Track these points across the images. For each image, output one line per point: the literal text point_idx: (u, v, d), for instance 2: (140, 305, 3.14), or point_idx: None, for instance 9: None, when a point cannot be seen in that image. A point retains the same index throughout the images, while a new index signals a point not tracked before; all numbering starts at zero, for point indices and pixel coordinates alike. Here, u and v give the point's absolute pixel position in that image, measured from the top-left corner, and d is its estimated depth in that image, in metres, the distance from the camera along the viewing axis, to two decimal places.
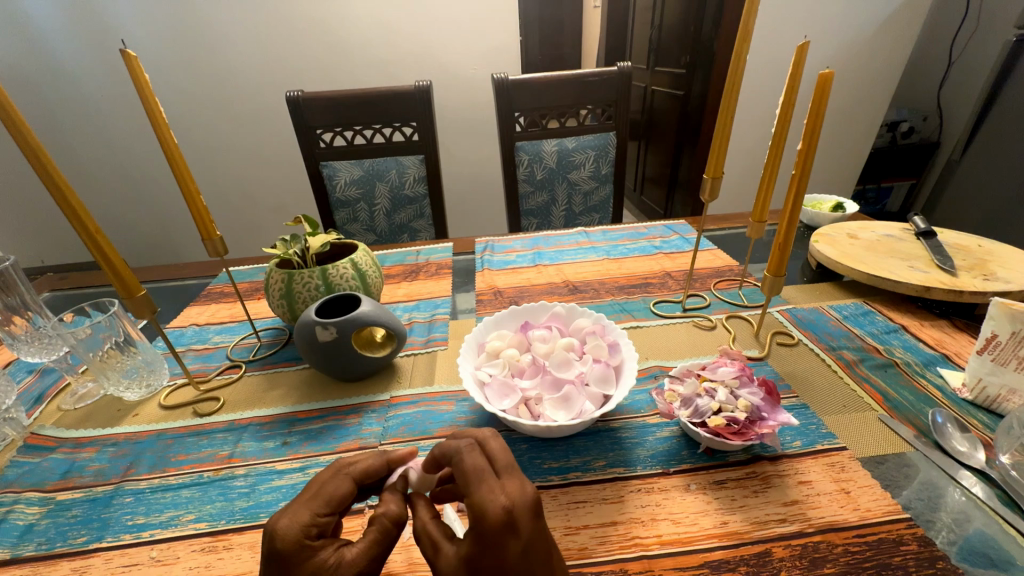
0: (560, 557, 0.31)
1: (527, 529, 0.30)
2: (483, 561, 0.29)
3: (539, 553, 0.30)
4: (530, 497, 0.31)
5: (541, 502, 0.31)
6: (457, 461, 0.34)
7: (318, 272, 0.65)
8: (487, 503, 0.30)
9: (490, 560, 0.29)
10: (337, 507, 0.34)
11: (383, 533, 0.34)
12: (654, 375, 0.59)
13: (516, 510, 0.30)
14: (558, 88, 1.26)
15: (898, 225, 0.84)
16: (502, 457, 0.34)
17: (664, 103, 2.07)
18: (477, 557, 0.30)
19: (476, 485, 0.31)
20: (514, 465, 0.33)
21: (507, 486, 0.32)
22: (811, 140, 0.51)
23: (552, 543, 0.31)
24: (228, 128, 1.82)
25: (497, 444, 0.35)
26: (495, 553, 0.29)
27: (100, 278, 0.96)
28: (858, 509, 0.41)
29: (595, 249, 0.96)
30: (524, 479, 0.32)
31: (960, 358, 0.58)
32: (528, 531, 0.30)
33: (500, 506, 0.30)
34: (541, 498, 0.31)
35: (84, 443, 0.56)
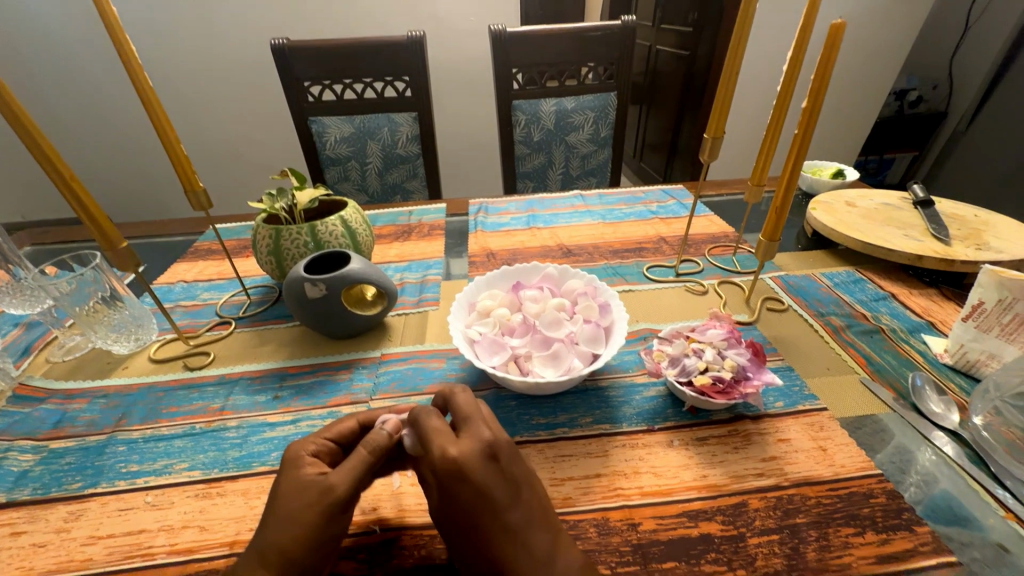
0: (526, 499, 0.33)
1: (480, 476, 0.32)
2: (448, 503, 0.33)
3: (497, 492, 0.32)
4: (480, 448, 0.33)
5: (493, 450, 0.34)
6: (416, 422, 0.36)
7: (306, 228, 0.64)
8: (435, 457, 0.33)
9: (456, 502, 0.32)
10: (339, 439, 0.41)
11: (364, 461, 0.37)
12: (643, 337, 0.60)
13: (467, 461, 0.33)
14: (558, 43, 1.20)
15: (897, 194, 0.83)
16: (463, 410, 0.36)
17: (668, 64, 1.99)
18: (446, 503, 0.33)
19: (432, 440, 0.34)
20: (475, 416, 0.36)
21: (463, 438, 0.34)
22: (817, 98, 0.49)
23: (516, 486, 0.33)
24: (212, 81, 1.73)
25: (463, 398, 0.38)
26: (453, 498, 0.32)
27: (81, 232, 0.93)
28: (833, 465, 0.42)
29: (590, 213, 0.94)
30: (478, 431, 0.35)
31: (945, 326, 0.59)
32: (479, 478, 0.32)
33: (447, 458, 0.33)
34: (492, 447, 0.34)
35: (75, 394, 0.56)
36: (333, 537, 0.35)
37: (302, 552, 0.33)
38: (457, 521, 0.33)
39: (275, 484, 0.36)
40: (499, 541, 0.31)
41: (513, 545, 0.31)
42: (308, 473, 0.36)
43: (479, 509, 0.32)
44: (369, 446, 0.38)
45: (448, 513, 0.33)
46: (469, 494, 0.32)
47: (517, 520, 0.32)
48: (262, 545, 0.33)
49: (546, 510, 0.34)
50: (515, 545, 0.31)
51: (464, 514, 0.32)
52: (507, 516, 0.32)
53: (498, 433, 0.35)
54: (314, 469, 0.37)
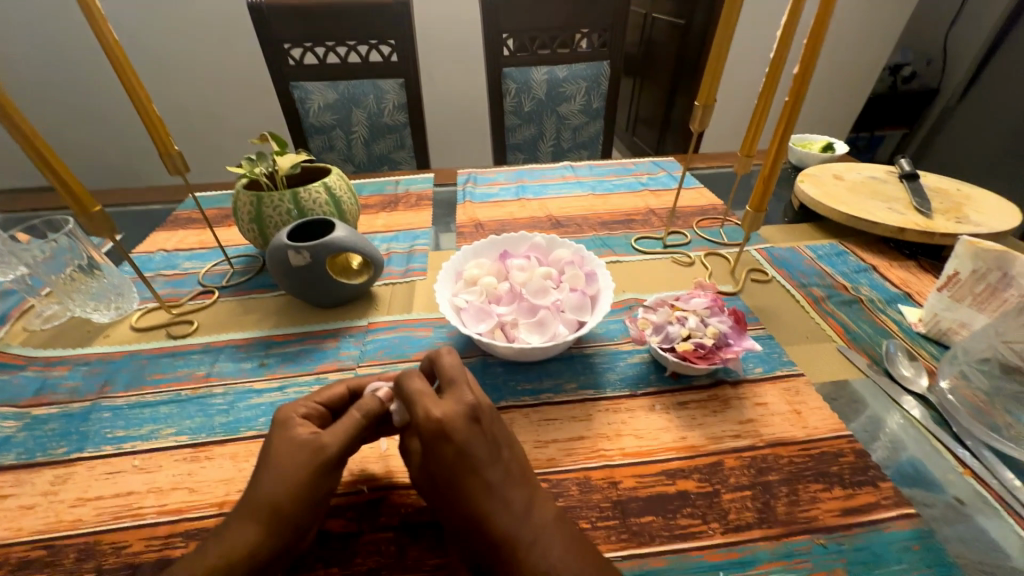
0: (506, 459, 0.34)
1: (462, 436, 0.33)
2: (432, 462, 0.33)
3: (479, 450, 0.33)
4: (463, 410, 0.34)
5: (476, 411, 0.34)
6: (401, 385, 0.36)
7: (288, 195, 0.63)
8: (420, 418, 0.34)
9: (438, 460, 0.33)
10: (329, 404, 0.41)
11: (356, 424, 0.38)
12: (629, 307, 0.61)
13: (450, 422, 0.33)
14: (550, 7, 1.15)
15: (884, 168, 0.83)
16: (449, 373, 0.36)
17: (663, 33, 1.94)
18: (428, 461, 0.34)
19: (416, 401, 0.34)
20: (459, 379, 0.36)
21: (447, 401, 0.35)
22: (808, 64, 0.49)
23: (497, 446, 0.34)
24: (187, 42, 1.64)
25: (449, 359, 0.38)
26: (436, 457, 0.33)
27: (53, 200, 0.90)
28: (807, 426, 0.44)
29: (580, 185, 0.93)
30: (461, 394, 0.35)
31: (921, 297, 0.60)
32: (461, 437, 0.33)
33: (431, 419, 0.33)
34: (475, 408, 0.34)
35: (55, 362, 0.56)
36: (324, 494, 0.36)
37: (294, 508, 0.34)
38: (438, 478, 0.33)
39: (265, 445, 0.37)
40: (478, 497, 0.32)
41: (492, 501, 0.32)
42: (299, 434, 0.37)
43: (460, 467, 0.32)
44: (360, 410, 0.38)
45: (432, 472, 0.34)
46: (450, 453, 0.33)
47: (496, 477, 0.33)
48: (256, 501, 0.34)
49: (524, 470, 0.35)
50: (495, 500, 0.32)
51: (445, 472, 0.33)
52: (487, 474, 0.33)
53: (481, 397, 0.35)
54: (304, 430, 0.37)
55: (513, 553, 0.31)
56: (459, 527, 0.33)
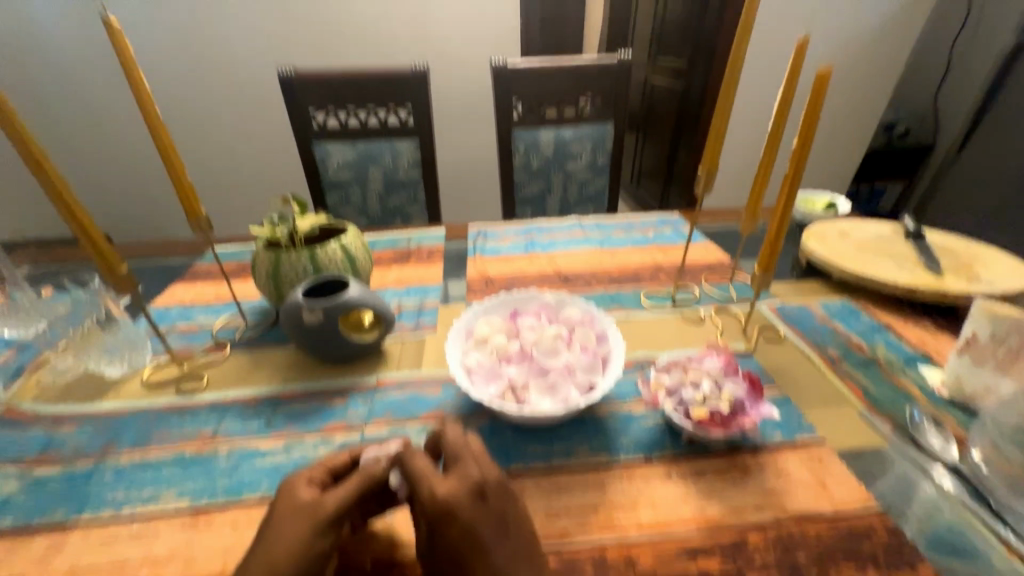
0: (513, 539, 0.33)
1: (469, 514, 0.32)
2: (435, 541, 0.32)
3: (484, 529, 0.32)
4: (469, 485, 0.34)
5: (482, 486, 0.34)
6: (403, 460, 0.36)
7: (306, 254, 0.65)
8: (425, 496, 0.33)
9: (444, 540, 0.32)
10: (334, 470, 0.40)
11: (357, 486, 0.37)
12: (640, 366, 0.60)
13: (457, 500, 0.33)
14: (557, 76, 1.24)
15: (888, 225, 0.85)
16: (453, 448, 0.36)
17: (664, 95, 2.06)
18: (434, 542, 0.33)
19: (420, 480, 0.34)
20: (465, 453, 0.36)
21: (452, 477, 0.34)
22: (806, 137, 0.51)
23: (503, 525, 0.33)
24: (222, 106, 1.78)
25: (453, 435, 0.37)
26: (440, 536, 0.32)
27: (83, 253, 0.94)
28: (833, 500, 0.42)
29: (588, 240, 0.96)
30: (467, 468, 0.35)
31: (940, 358, 0.59)
32: (467, 515, 0.32)
33: (435, 497, 0.33)
34: (481, 484, 0.34)
35: (64, 418, 0.56)
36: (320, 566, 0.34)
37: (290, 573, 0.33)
38: (442, 559, 0.32)
39: (271, 511, 0.36)
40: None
41: None
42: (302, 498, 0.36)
43: (466, 550, 0.31)
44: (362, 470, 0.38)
45: (436, 552, 0.33)
46: (455, 533, 0.32)
47: (501, 559, 0.32)
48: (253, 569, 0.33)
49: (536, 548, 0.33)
50: None
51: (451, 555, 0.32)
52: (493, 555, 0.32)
53: (488, 470, 0.35)
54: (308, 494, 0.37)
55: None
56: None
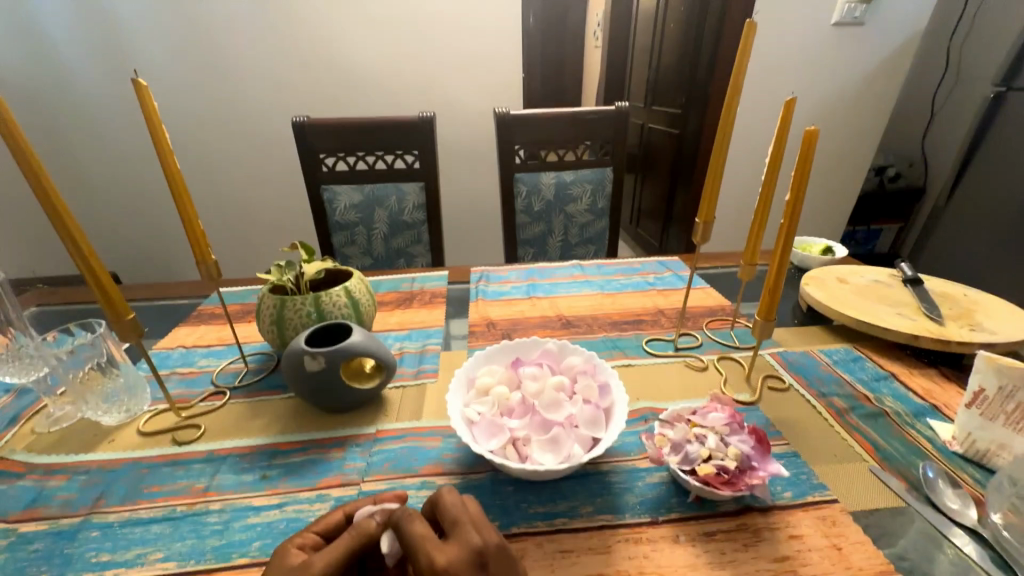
0: None
1: None
2: None
3: None
4: (469, 553, 0.32)
5: (483, 554, 0.32)
6: (401, 527, 0.34)
7: (310, 299, 0.65)
8: (424, 566, 0.32)
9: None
10: (327, 532, 0.39)
11: (349, 548, 0.35)
12: (644, 417, 0.59)
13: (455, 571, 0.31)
14: (557, 124, 1.30)
15: (886, 271, 0.86)
16: (451, 512, 0.35)
17: (660, 140, 2.14)
18: None
19: (418, 549, 0.33)
20: (463, 518, 0.35)
21: (450, 545, 0.33)
22: (798, 191, 0.53)
23: None
24: (235, 150, 1.85)
25: (451, 500, 0.36)
26: None
27: (89, 294, 0.95)
28: (850, 567, 0.40)
29: (588, 283, 0.97)
30: (467, 536, 0.33)
31: (949, 410, 0.58)
32: None
33: (435, 567, 0.31)
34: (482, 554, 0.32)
35: (55, 469, 0.54)
36: None
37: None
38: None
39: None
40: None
41: None
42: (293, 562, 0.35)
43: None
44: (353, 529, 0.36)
45: None
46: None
47: None
48: None
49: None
50: None
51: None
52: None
53: (489, 537, 0.33)
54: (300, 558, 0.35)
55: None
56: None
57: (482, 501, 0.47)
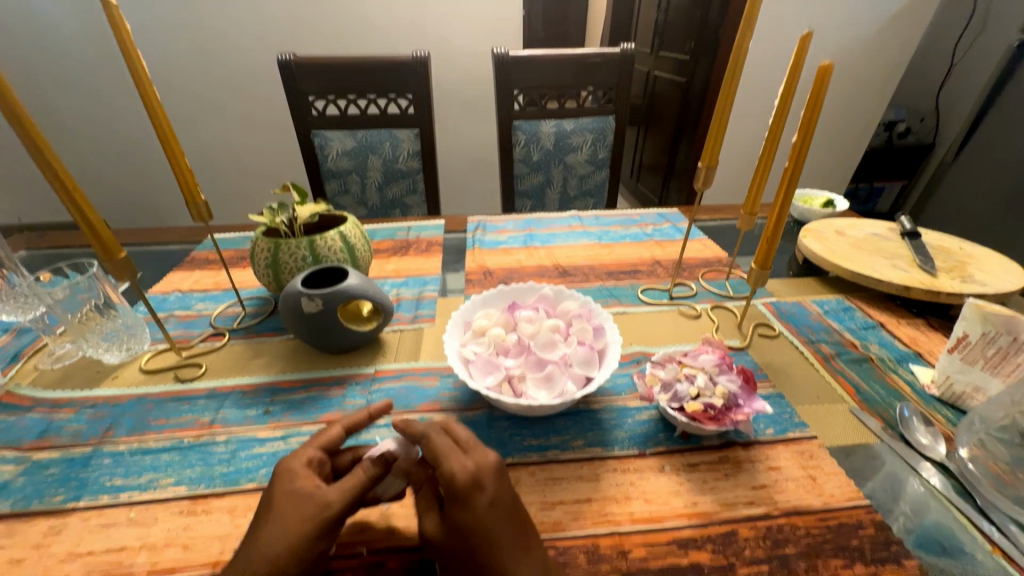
0: (523, 515, 0.36)
1: (493, 488, 0.35)
2: (455, 517, 0.34)
3: (505, 506, 0.34)
4: (492, 462, 0.36)
5: (502, 465, 0.36)
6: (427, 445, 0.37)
7: (305, 243, 0.65)
8: (455, 470, 0.35)
9: (459, 517, 0.34)
10: (328, 447, 0.42)
11: (360, 483, 0.37)
12: (636, 360, 0.60)
13: (481, 475, 0.35)
14: (559, 68, 1.23)
15: (885, 224, 0.85)
16: (465, 434, 0.38)
17: (665, 89, 2.05)
18: (453, 520, 0.34)
19: (444, 456, 0.36)
20: (479, 439, 0.38)
21: (471, 456, 0.36)
22: (806, 134, 0.51)
23: (517, 501, 0.36)
24: (219, 92, 1.76)
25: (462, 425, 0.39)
26: (464, 511, 0.34)
27: (79, 238, 0.93)
28: (822, 494, 0.43)
29: (586, 234, 0.96)
30: (485, 449, 0.37)
31: (932, 356, 0.60)
32: (492, 488, 0.34)
33: (466, 471, 0.35)
34: (501, 465, 0.36)
35: (62, 404, 0.56)
36: (320, 553, 0.35)
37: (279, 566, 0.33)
38: (456, 538, 0.34)
39: (267, 495, 0.37)
40: (502, 558, 0.33)
41: (509, 556, 0.33)
42: (301, 487, 0.37)
43: (480, 531, 0.33)
44: (364, 467, 0.38)
45: (454, 532, 0.34)
46: (479, 511, 0.33)
47: (513, 535, 0.34)
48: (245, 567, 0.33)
49: (532, 532, 0.35)
50: (517, 556, 0.33)
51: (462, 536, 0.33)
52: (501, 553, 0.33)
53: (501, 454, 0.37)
54: (305, 482, 0.37)
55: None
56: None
57: (478, 435, 0.49)
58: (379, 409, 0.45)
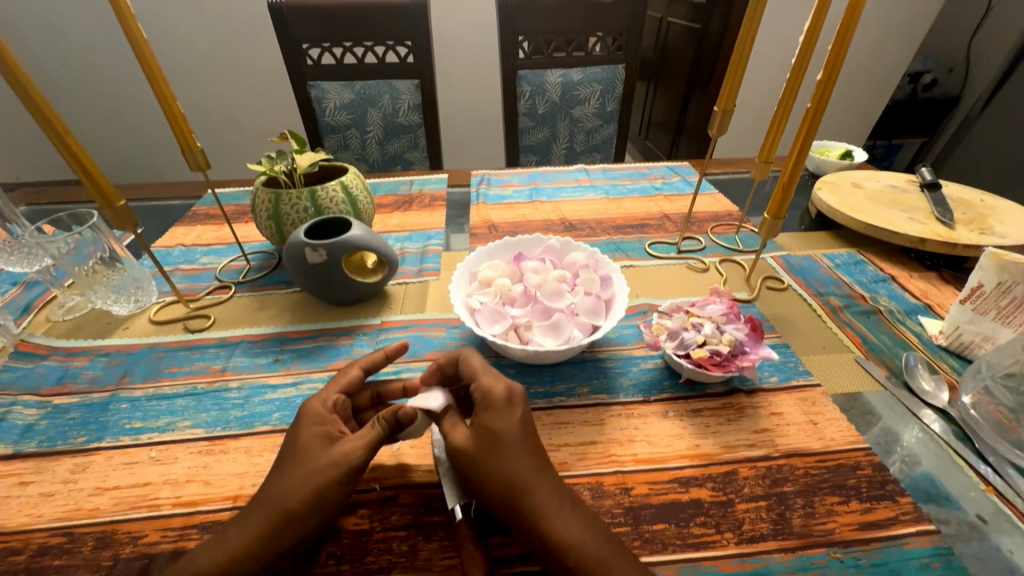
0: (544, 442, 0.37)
1: (523, 406, 0.37)
2: (488, 424, 0.36)
3: (532, 425, 0.37)
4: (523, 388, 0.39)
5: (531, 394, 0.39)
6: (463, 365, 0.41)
7: (306, 194, 0.63)
8: (492, 384, 0.38)
9: (492, 424, 0.36)
10: (348, 390, 0.43)
11: (382, 435, 0.38)
12: (643, 312, 0.60)
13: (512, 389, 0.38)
14: (567, 10, 1.15)
15: (904, 176, 0.82)
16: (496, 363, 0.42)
17: (679, 37, 1.93)
18: (484, 428, 0.36)
19: (482, 374, 0.39)
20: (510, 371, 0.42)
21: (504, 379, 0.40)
22: (832, 71, 0.48)
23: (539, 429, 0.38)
24: (207, 41, 1.67)
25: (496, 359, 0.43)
26: (498, 418, 0.36)
27: (76, 193, 0.91)
28: (823, 438, 0.44)
29: (593, 188, 0.93)
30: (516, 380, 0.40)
31: (942, 309, 0.59)
32: (524, 405, 0.37)
33: (503, 387, 0.38)
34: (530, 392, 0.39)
35: (76, 352, 0.57)
36: (337, 500, 0.36)
37: (305, 503, 0.34)
38: (484, 445, 0.35)
39: (291, 436, 0.38)
40: (526, 466, 0.34)
41: (534, 464, 0.34)
42: (327, 430, 0.38)
43: (501, 438, 0.35)
44: (382, 419, 0.38)
45: (484, 438, 0.36)
46: (503, 421, 0.36)
47: (538, 450, 0.36)
48: (269, 499, 0.34)
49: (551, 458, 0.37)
50: (539, 468, 0.34)
51: (483, 445, 0.35)
52: (518, 465, 0.34)
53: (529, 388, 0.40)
54: (332, 426, 0.39)
55: (547, 533, 0.32)
56: (492, 500, 0.34)
57: None
58: (395, 351, 0.46)
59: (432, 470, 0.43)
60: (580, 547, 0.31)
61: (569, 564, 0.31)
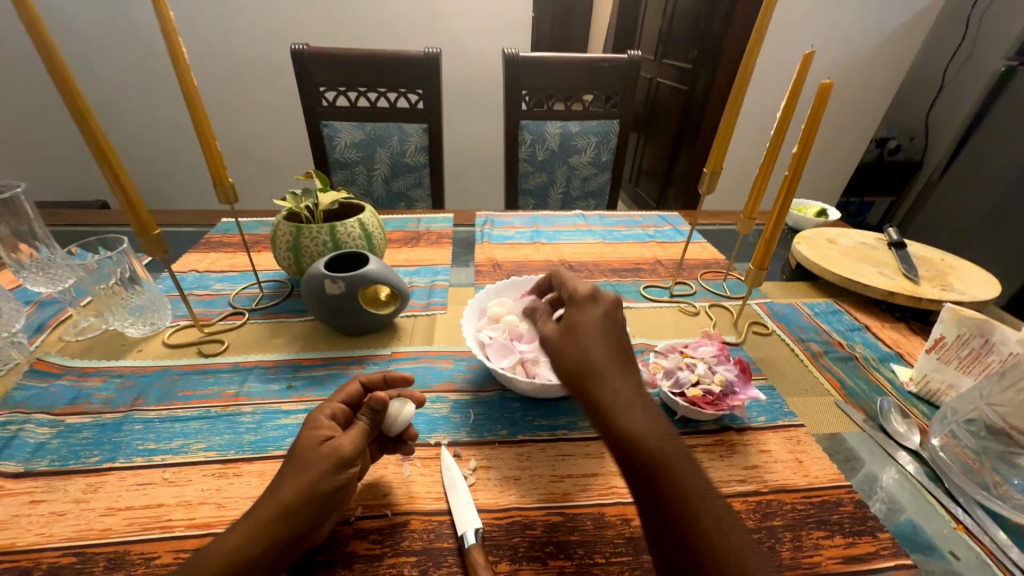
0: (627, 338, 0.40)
1: (604, 301, 0.42)
2: (570, 315, 0.42)
3: (613, 322, 0.41)
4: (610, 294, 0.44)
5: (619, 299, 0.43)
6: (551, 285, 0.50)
7: (326, 228, 0.67)
8: (576, 289, 0.45)
9: (573, 315, 0.42)
10: (349, 401, 0.45)
11: (365, 429, 0.42)
12: (639, 351, 0.64)
13: (596, 292, 0.43)
14: (569, 70, 1.26)
15: (874, 234, 0.90)
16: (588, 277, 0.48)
17: (667, 96, 2.09)
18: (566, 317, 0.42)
19: (569, 284, 0.46)
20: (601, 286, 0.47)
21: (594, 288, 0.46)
22: (806, 146, 0.55)
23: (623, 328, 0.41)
24: (226, 79, 1.76)
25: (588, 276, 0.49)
26: (578, 310, 0.42)
27: (92, 216, 0.94)
28: (808, 475, 0.47)
29: (591, 232, 1.00)
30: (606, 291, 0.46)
31: (911, 357, 0.64)
32: (603, 301, 0.43)
33: (585, 289, 0.44)
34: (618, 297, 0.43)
35: (90, 373, 0.58)
36: (336, 501, 0.39)
37: (305, 505, 0.36)
38: (563, 332, 0.41)
39: (293, 445, 0.40)
40: (594, 353, 0.38)
41: (601, 351, 0.38)
42: (322, 433, 0.40)
43: (580, 328, 0.40)
44: (365, 416, 0.43)
45: (565, 325, 0.41)
46: (582, 314, 0.41)
47: (614, 345, 0.39)
48: (281, 512, 0.36)
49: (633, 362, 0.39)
50: (607, 357, 0.38)
51: (561, 332, 0.41)
52: (591, 354, 0.38)
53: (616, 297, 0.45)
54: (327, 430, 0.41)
55: (606, 418, 0.35)
56: (564, 380, 0.39)
57: (492, 414, 0.54)
58: (394, 377, 0.48)
59: (442, 498, 0.45)
60: (633, 429, 0.34)
61: (627, 446, 0.33)
